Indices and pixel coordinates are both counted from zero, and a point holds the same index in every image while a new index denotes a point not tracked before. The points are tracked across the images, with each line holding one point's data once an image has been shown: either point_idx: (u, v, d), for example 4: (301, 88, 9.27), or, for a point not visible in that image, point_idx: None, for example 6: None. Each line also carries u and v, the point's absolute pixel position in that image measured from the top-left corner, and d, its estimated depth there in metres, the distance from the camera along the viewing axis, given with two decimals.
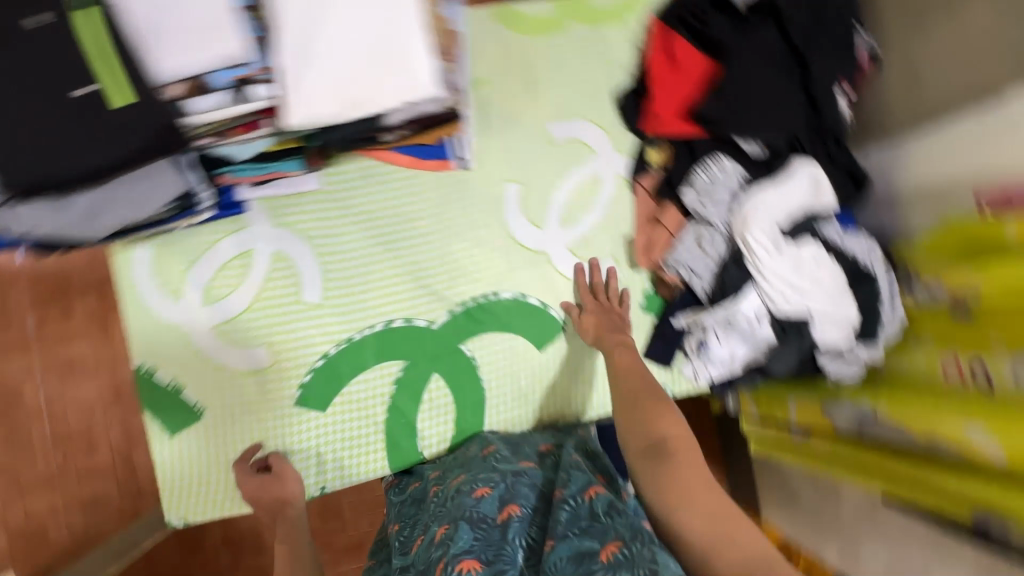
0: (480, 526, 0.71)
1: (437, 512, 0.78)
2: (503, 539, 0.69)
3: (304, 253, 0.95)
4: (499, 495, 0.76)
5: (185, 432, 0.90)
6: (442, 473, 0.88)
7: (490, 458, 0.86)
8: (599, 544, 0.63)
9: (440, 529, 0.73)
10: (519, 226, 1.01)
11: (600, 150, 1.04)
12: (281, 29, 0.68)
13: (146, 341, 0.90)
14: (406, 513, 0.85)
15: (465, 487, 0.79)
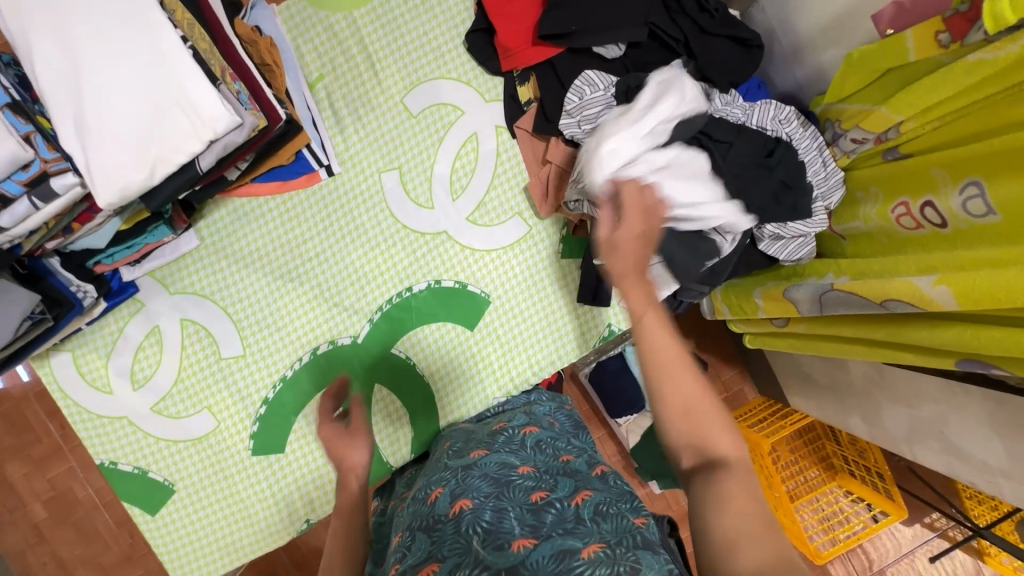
0: (437, 529, 0.66)
1: (400, 521, 0.76)
2: (460, 532, 0.62)
3: (209, 311, 0.94)
4: (452, 490, 0.70)
5: (163, 508, 0.94)
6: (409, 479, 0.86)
7: (446, 454, 0.82)
8: (581, 545, 0.57)
9: (398, 540, 0.70)
10: (410, 214, 0.96)
11: (467, 107, 0.97)
12: (58, 116, 0.67)
13: (97, 438, 0.93)
14: (381, 524, 0.86)
15: (421, 494, 0.74)
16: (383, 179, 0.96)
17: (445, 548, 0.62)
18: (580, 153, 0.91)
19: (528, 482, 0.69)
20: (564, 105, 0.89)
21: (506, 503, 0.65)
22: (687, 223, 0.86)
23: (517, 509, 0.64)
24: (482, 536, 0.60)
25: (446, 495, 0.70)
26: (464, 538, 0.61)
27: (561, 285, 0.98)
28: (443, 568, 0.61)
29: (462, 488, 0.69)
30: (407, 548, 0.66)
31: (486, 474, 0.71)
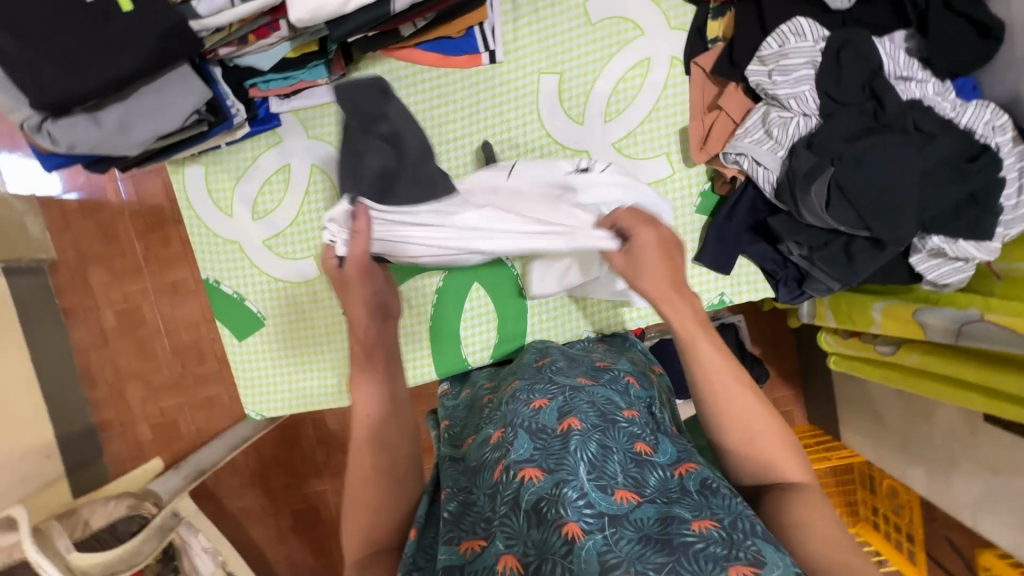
0: (541, 436, 0.67)
1: (491, 417, 0.78)
2: (565, 450, 0.64)
3: (339, 165, 0.95)
4: (558, 407, 0.71)
5: (252, 337, 0.98)
6: (495, 382, 0.88)
7: (546, 370, 0.83)
8: (689, 515, 0.58)
9: (496, 432, 0.71)
10: (557, 123, 0.93)
11: (649, 29, 0.91)
12: None
13: (209, 254, 0.97)
14: (456, 414, 0.87)
15: (521, 396, 0.75)
16: (542, 81, 0.92)
17: (550, 462, 0.63)
18: (758, 107, 0.85)
19: (633, 429, 0.70)
20: (760, 49, 0.82)
21: (612, 444, 0.66)
22: (852, 208, 0.80)
23: (621, 454, 0.66)
24: (589, 468, 0.62)
25: (552, 409, 0.71)
26: (571, 461, 0.62)
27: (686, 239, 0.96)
28: (546, 478, 0.61)
29: (571, 409, 0.70)
30: (508, 444, 0.67)
31: (594, 403, 0.72)
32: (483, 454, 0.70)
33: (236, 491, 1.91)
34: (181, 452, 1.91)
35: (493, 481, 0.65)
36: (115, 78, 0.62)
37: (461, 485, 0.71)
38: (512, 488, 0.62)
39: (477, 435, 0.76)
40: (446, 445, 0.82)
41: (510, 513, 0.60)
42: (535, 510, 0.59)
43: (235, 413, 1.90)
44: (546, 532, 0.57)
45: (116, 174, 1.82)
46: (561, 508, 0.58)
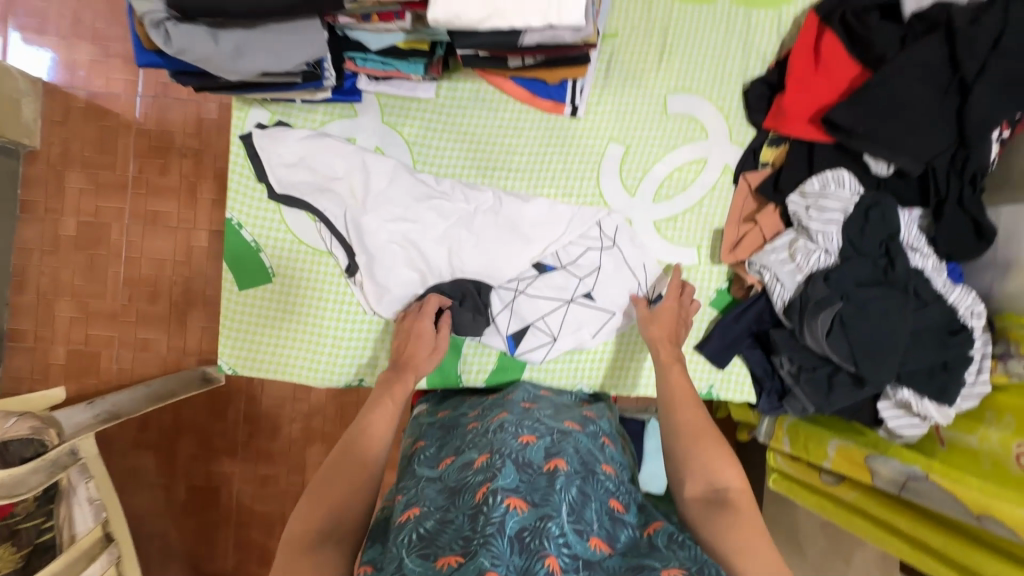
0: (526, 470, 0.64)
1: (473, 442, 0.75)
2: (551, 488, 0.61)
3: (402, 156, 0.98)
4: (546, 446, 0.70)
5: (255, 289, 0.95)
6: (481, 411, 0.86)
7: (533, 412, 0.82)
8: (659, 564, 0.55)
9: (480, 457, 0.68)
10: (612, 188, 1.00)
11: (713, 135, 1.01)
12: None
13: (241, 196, 0.94)
14: (433, 434, 0.85)
15: (509, 428, 0.73)
16: (609, 147, 1.00)
17: (536, 496, 0.60)
18: (788, 232, 0.94)
19: (609, 485, 0.68)
20: (804, 185, 0.92)
21: (590, 491, 0.64)
22: (848, 346, 0.88)
23: (596, 504, 0.64)
24: (571, 511, 0.60)
25: (539, 447, 0.69)
26: (557, 498, 0.60)
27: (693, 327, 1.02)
28: (530, 511, 0.58)
29: (557, 450, 0.69)
30: (496, 469, 0.63)
31: (579, 452, 0.71)
32: (465, 478, 0.66)
33: (135, 447, 1.74)
34: (92, 388, 1.74)
35: (473, 501, 0.60)
36: (257, 9, 0.64)
37: (427, 503, 0.64)
38: (498, 513, 0.56)
39: (457, 458, 0.73)
40: (420, 461, 0.78)
41: (494, 533, 0.54)
42: (519, 538, 0.55)
43: (166, 364, 1.76)
44: (529, 561, 0.53)
45: (137, 88, 1.75)
46: (544, 540, 0.54)
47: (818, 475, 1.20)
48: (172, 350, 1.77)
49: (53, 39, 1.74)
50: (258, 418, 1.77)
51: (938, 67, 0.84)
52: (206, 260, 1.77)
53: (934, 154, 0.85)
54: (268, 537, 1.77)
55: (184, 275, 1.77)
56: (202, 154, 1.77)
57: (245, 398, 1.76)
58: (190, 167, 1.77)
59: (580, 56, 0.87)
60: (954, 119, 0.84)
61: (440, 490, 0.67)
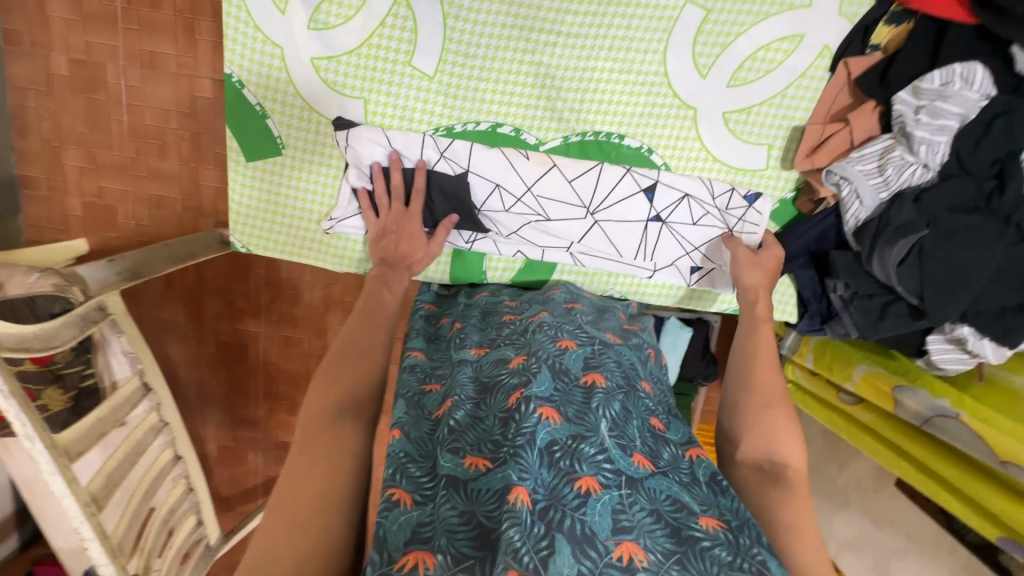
0: (561, 377, 0.69)
1: (510, 338, 0.78)
2: (587, 406, 0.66)
3: (430, 42, 0.80)
4: (585, 355, 0.74)
5: (264, 162, 0.85)
6: (519, 303, 0.88)
7: (576, 317, 0.83)
8: (699, 507, 0.60)
9: (517, 358, 0.72)
10: (678, 65, 0.82)
11: (819, 3, 0.80)
12: None
13: (240, 49, 0.80)
14: (470, 317, 0.87)
15: (549, 330, 0.76)
16: (685, 10, 0.79)
17: (569, 410, 0.65)
18: (884, 136, 0.79)
19: (649, 403, 0.74)
20: (920, 79, 0.76)
21: (631, 409, 0.70)
22: (912, 280, 0.79)
23: (638, 420, 0.70)
24: (610, 426, 0.65)
25: (578, 354, 0.74)
26: (592, 417, 0.64)
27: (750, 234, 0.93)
28: (562, 422, 0.62)
29: (597, 363, 0.74)
30: (531, 374, 0.67)
31: (620, 364, 0.76)
32: (499, 375, 0.71)
33: (163, 301, 1.79)
34: (113, 241, 1.73)
35: (505, 406, 0.65)
36: None
37: (460, 391, 0.69)
38: (530, 423, 0.61)
39: (491, 351, 0.77)
40: (451, 343, 0.82)
41: (524, 445, 0.58)
42: (549, 452, 0.59)
43: (184, 225, 1.72)
44: (558, 480, 0.57)
45: None
46: (576, 461, 0.59)
47: (836, 394, 1.18)
48: (189, 209, 1.71)
49: None
50: (279, 284, 1.78)
51: None
52: (213, 114, 1.62)
53: None
54: (294, 391, 1.89)
55: (191, 129, 1.63)
56: None
57: (264, 264, 1.76)
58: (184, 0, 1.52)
59: None
60: None
61: (473, 379, 0.72)
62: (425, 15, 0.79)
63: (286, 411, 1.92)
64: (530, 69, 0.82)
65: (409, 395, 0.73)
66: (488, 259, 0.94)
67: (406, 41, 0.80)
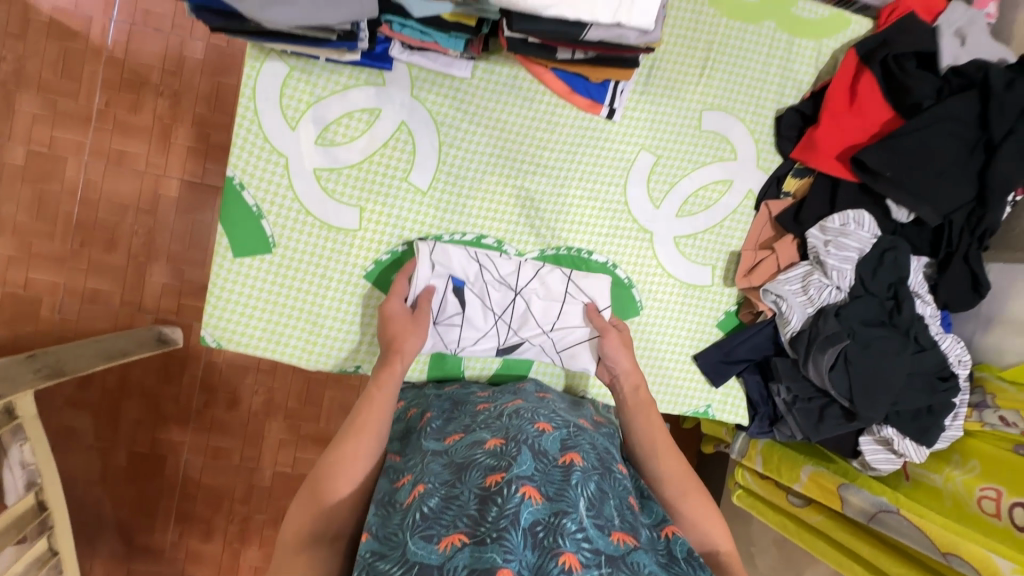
0: (541, 459, 0.68)
1: (485, 423, 0.78)
2: (567, 483, 0.65)
3: (426, 162, 0.90)
4: (561, 438, 0.74)
5: (251, 258, 0.87)
6: (491, 393, 0.90)
7: (549, 404, 0.86)
8: None
9: (494, 440, 0.71)
10: (637, 197, 0.98)
11: (742, 158, 1.00)
12: None
13: (246, 156, 0.85)
14: (440, 406, 0.87)
15: (526, 415, 0.77)
16: (640, 155, 0.97)
17: (548, 489, 0.64)
18: (803, 263, 0.96)
19: (625, 484, 0.74)
20: (825, 220, 0.94)
21: (607, 488, 0.69)
22: (842, 385, 0.91)
23: (615, 500, 0.69)
24: (589, 505, 0.64)
25: (555, 437, 0.73)
26: (572, 494, 0.63)
27: (694, 338, 1.02)
28: (543, 502, 0.61)
29: (573, 444, 0.73)
30: (511, 457, 0.66)
31: (594, 448, 0.76)
32: (474, 455, 0.69)
33: (74, 404, 1.58)
34: (27, 337, 1.55)
35: (484, 485, 0.63)
36: None
37: (432, 480, 0.67)
38: (514, 503, 0.59)
39: (465, 435, 0.76)
40: (424, 432, 0.80)
41: (508, 526, 0.57)
42: (532, 532, 0.58)
43: (117, 321, 1.59)
44: (542, 560, 0.56)
45: (112, 12, 1.51)
46: (559, 537, 0.58)
47: (786, 497, 1.23)
48: (127, 305, 1.59)
49: None
50: (216, 387, 1.65)
51: (968, 124, 0.87)
52: (174, 213, 1.59)
53: (954, 208, 0.88)
54: (214, 512, 1.66)
55: (146, 225, 1.59)
56: (181, 96, 1.57)
57: (202, 365, 1.64)
58: (166, 109, 1.57)
59: (633, 59, 0.83)
60: (976, 178, 0.88)
61: (446, 465, 0.70)
62: (425, 141, 0.90)
63: (199, 536, 1.67)
64: (513, 191, 0.94)
65: (382, 495, 0.70)
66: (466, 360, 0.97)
67: (404, 160, 0.90)
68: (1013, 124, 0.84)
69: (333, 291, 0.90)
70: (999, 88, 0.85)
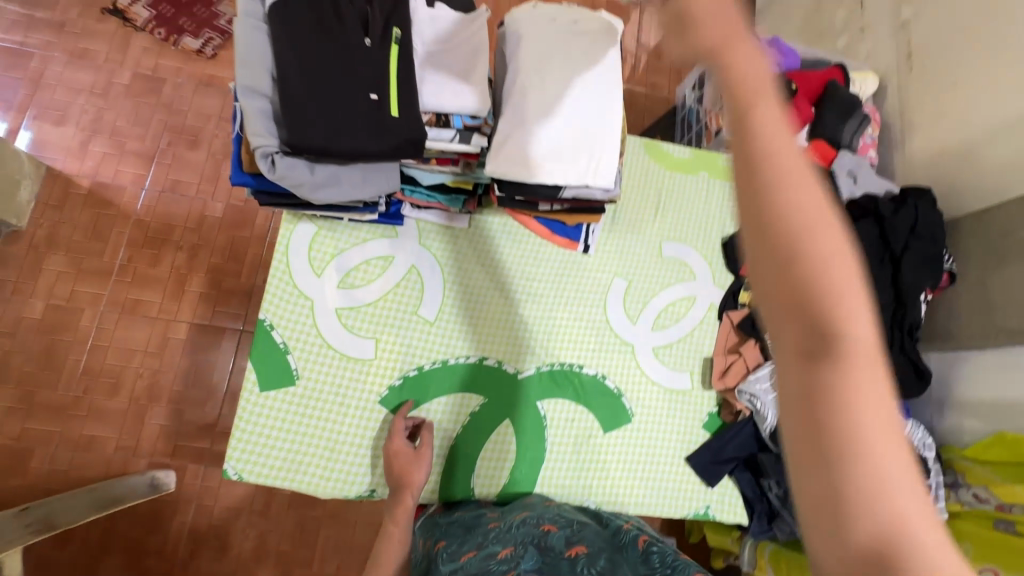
0: (548, 552, 0.73)
1: (496, 538, 0.81)
2: (575, 567, 0.69)
3: (433, 297, 1.05)
4: (565, 535, 0.79)
5: (274, 391, 0.95)
6: (500, 514, 0.93)
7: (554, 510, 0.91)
8: None
9: (505, 549, 0.75)
10: (616, 315, 1.13)
11: (699, 277, 1.19)
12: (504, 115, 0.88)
13: (277, 301, 0.98)
14: (453, 533, 0.89)
15: (530, 522, 0.83)
16: (614, 280, 1.14)
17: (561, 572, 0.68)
18: (767, 363, 1.09)
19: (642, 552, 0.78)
20: None
21: (621, 562, 0.73)
22: None
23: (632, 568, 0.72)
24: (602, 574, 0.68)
25: (559, 535, 0.79)
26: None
27: (685, 440, 1.10)
28: None
29: (577, 538, 0.79)
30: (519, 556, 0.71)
31: (599, 538, 0.82)
32: (489, 567, 0.71)
33: (49, 565, 1.49)
34: (11, 493, 1.51)
35: None
36: (361, 152, 0.77)
37: None
38: None
39: (478, 552, 0.78)
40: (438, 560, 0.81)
41: None
42: None
43: (109, 468, 1.56)
44: None
45: (145, 182, 1.71)
46: None
47: None
48: (122, 450, 1.58)
49: (70, 130, 1.70)
50: (205, 533, 1.58)
51: (872, 242, 1.08)
52: (181, 355, 1.66)
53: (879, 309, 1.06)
54: None
55: (152, 368, 1.64)
56: (198, 248, 1.72)
57: (192, 511, 1.58)
58: (183, 260, 1.71)
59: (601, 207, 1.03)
60: (891, 284, 1.07)
61: None
62: (433, 281, 1.06)
63: None
64: (510, 318, 1.08)
65: None
66: (475, 479, 1.00)
67: (414, 296, 1.04)
68: (906, 240, 1.06)
69: (350, 418, 0.97)
70: (888, 215, 1.08)
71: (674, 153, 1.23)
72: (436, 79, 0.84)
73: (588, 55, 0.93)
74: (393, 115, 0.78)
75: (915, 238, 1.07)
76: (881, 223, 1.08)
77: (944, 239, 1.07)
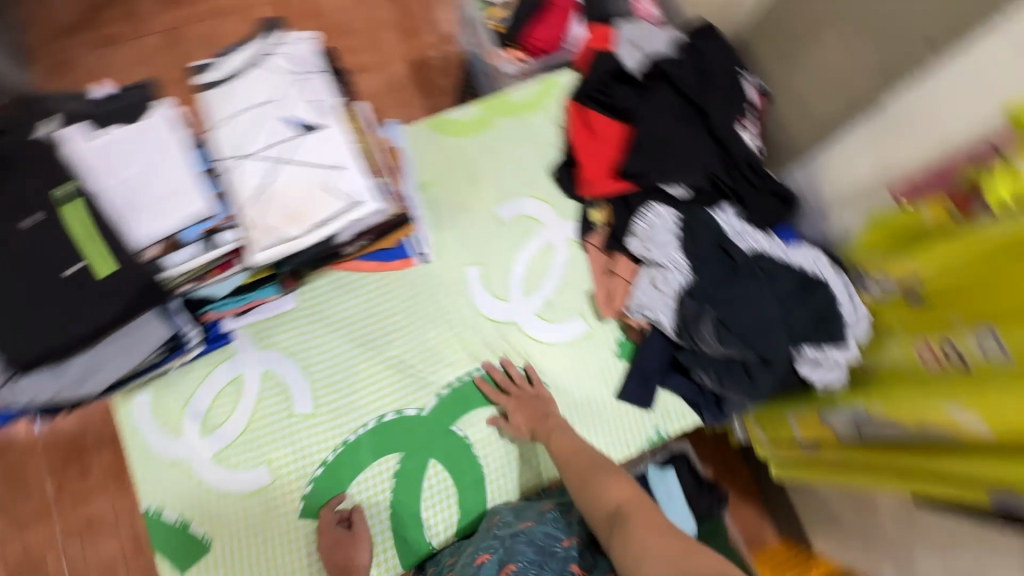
0: None
1: None
2: None
3: (301, 389, 1.00)
4: (500, 559, 0.78)
5: (194, 566, 0.92)
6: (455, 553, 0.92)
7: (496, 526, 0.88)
8: None
9: None
10: (485, 302, 1.08)
11: (546, 221, 1.13)
12: (235, 197, 0.80)
13: (152, 482, 0.94)
14: None
15: (467, 560, 0.81)
16: (466, 272, 1.09)
17: None
18: (641, 268, 1.06)
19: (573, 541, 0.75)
20: (632, 228, 1.05)
21: None
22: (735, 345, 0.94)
23: None
24: None
25: (493, 563, 0.78)
26: None
27: (607, 379, 1.08)
28: None
29: (511, 556, 0.78)
30: None
31: (533, 539, 0.80)
32: None
33: None
34: None
35: None
36: (96, 328, 0.71)
37: None
38: None
39: None
40: None
41: None
42: None
43: None
44: None
45: None
46: None
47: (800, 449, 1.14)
48: None
49: None
50: None
51: (673, 104, 1.04)
52: None
53: (711, 163, 1.02)
54: None
55: None
56: None
57: None
58: None
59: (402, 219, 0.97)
60: (708, 133, 1.02)
61: None
62: (292, 375, 1.00)
63: None
64: (386, 365, 1.03)
65: None
66: (427, 531, 0.97)
67: (282, 400, 0.99)
68: (700, 85, 1.02)
69: (281, 546, 0.93)
70: (672, 70, 1.04)
71: (461, 116, 1.15)
72: (139, 206, 0.77)
73: (280, 88, 0.83)
74: (103, 275, 0.71)
75: (706, 80, 1.03)
76: (671, 81, 1.04)
77: (736, 64, 1.03)
